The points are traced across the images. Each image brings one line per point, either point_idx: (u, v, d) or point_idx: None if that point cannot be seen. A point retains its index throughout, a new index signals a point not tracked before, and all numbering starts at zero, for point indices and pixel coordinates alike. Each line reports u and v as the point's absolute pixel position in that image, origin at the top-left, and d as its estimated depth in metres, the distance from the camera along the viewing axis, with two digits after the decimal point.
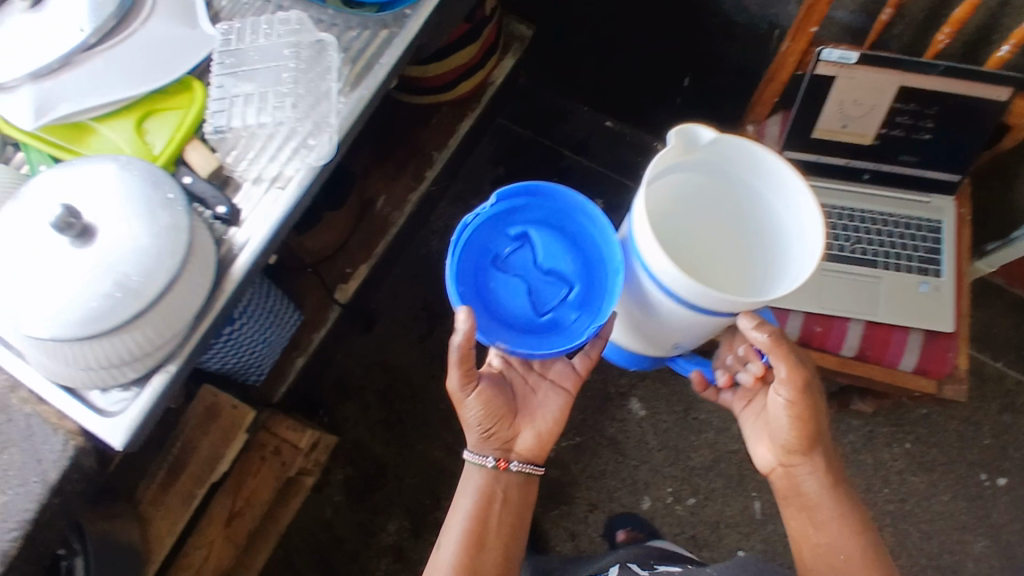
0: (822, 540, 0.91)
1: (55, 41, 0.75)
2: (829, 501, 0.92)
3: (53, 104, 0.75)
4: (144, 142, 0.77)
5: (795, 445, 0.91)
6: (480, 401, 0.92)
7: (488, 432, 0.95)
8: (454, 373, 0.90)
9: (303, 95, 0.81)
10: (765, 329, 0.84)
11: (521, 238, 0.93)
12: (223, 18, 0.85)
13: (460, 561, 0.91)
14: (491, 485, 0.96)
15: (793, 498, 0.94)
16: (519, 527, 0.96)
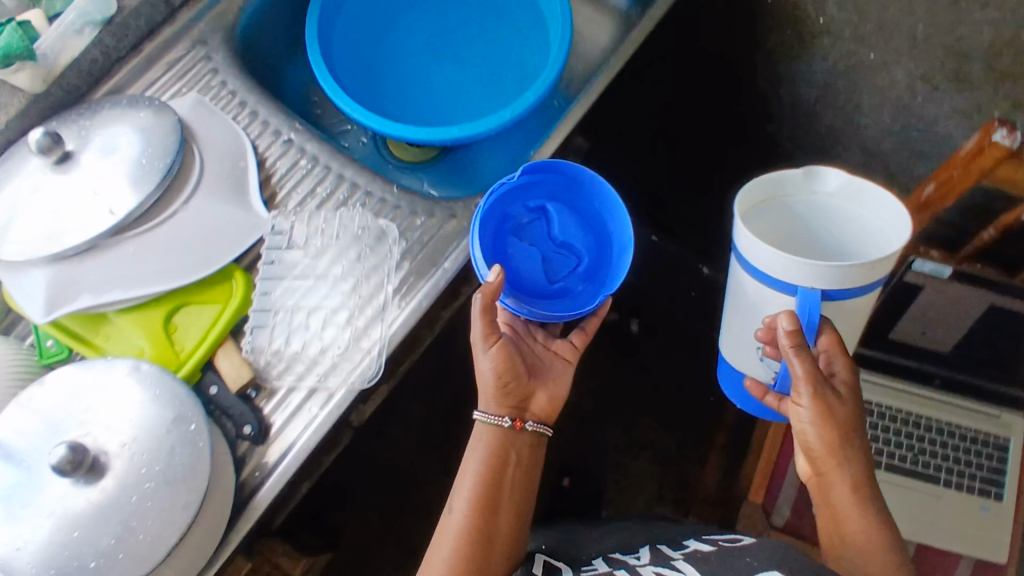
0: (850, 540, 0.62)
1: (81, 223, 0.65)
2: (851, 533, 0.62)
3: (71, 296, 0.66)
4: (171, 341, 0.68)
5: (820, 461, 0.64)
6: (497, 357, 0.72)
7: (505, 385, 0.73)
8: (476, 319, 0.70)
9: (358, 293, 0.73)
10: (796, 341, 0.60)
11: (540, 209, 0.79)
12: (281, 195, 0.76)
13: (465, 527, 0.69)
14: (501, 441, 0.73)
15: (827, 507, 0.64)
16: (524, 514, 0.72)
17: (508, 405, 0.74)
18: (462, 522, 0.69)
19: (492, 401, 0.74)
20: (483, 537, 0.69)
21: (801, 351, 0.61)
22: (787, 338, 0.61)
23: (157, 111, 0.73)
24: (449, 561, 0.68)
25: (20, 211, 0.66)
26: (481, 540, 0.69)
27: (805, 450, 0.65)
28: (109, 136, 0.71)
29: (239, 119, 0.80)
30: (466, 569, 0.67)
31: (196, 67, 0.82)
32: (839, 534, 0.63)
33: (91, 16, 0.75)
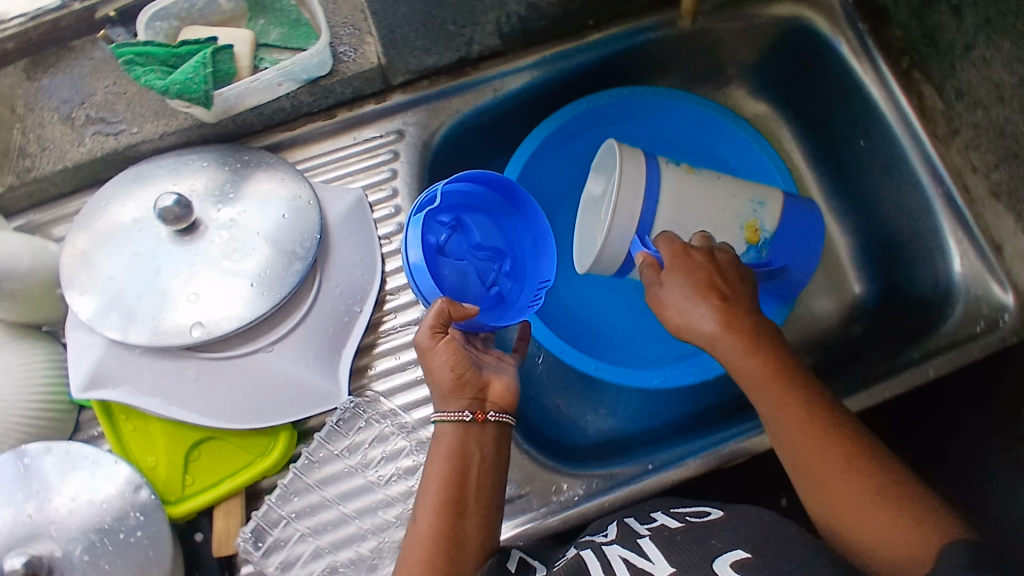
0: (854, 508, 0.50)
1: (162, 325, 0.59)
2: (840, 472, 0.51)
3: (120, 380, 0.60)
4: (185, 468, 0.62)
5: (774, 410, 0.55)
6: (446, 352, 0.57)
7: (462, 384, 0.58)
8: (428, 317, 0.57)
9: (382, 534, 0.62)
10: (669, 243, 0.61)
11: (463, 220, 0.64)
12: (381, 347, 0.68)
13: (429, 535, 0.53)
14: (467, 440, 0.57)
15: (825, 493, 0.51)
16: (489, 522, 0.56)
17: (472, 401, 0.58)
18: (426, 546, 0.53)
19: (446, 396, 0.58)
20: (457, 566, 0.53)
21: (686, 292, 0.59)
22: (660, 302, 0.61)
23: (302, 211, 0.65)
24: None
25: (117, 272, 0.61)
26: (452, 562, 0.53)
27: (775, 433, 0.55)
28: (240, 223, 0.63)
29: (388, 240, 0.71)
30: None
31: (378, 158, 0.72)
32: (830, 503, 0.51)
33: (299, 74, 0.65)
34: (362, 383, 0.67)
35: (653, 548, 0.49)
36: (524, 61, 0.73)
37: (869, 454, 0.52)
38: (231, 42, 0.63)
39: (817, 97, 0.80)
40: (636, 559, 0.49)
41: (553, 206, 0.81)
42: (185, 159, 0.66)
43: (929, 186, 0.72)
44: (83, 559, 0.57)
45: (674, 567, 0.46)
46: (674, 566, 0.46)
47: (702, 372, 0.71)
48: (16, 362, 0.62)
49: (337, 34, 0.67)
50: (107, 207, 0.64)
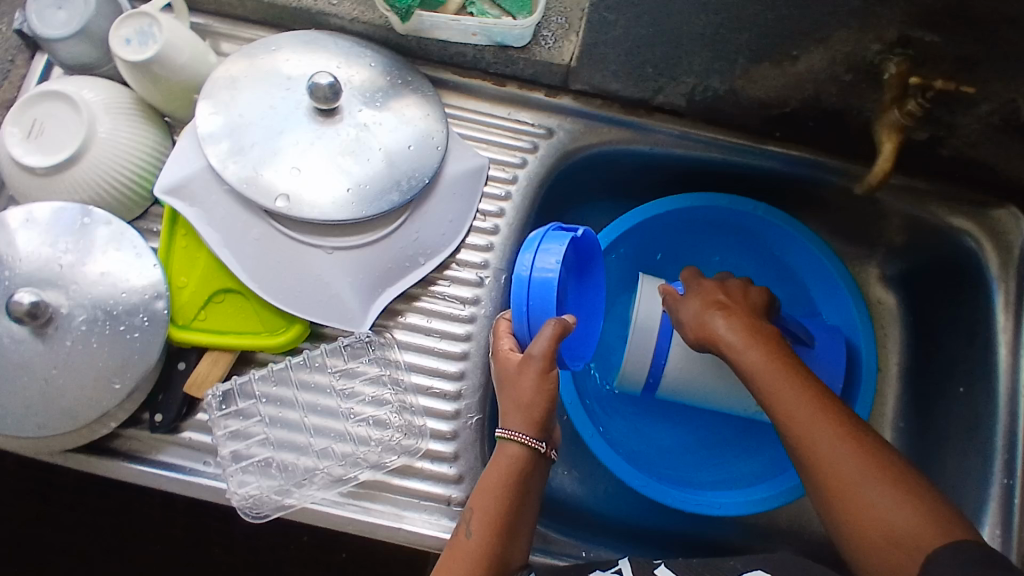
0: (852, 493, 0.51)
1: (256, 176, 0.61)
2: (844, 464, 0.52)
3: (193, 199, 0.63)
4: (204, 303, 0.64)
5: (775, 398, 0.56)
6: (542, 381, 0.60)
7: (542, 414, 0.60)
8: (541, 342, 0.59)
9: (323, 460, 0.64)
10: (690, 278, 0.69)
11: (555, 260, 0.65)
12: (420, 303, 0.70)
13: (483, 553, 0.57)
14: (527, 467, 0.60)
15: (831, 481, 0.52)
16: (522, 539, 0.60)
17: (545, 431, 0.61)
18: (475, 552, 0.57)
19: (530, 418, 0.60)
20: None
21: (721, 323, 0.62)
22: (678, 324, 0.65)
23: (426, 153, 0.67)
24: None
25: (246, 113, 0.64)
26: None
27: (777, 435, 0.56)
28: (370, 133, 0.65)
29: (483, 217, 0.72)
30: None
31: (518, 143, 0.73)
32: (841, 504, 0.51)
33: (494, 35, 0.67)
34: (387, 323, 0.69)
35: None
36: (701, 134, 0.73)
37: (866, 439, 0.53)
38: None
39: (942, 321, 0.75)
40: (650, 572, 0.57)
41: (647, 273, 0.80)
42: (360, 51, 0.69)
43: (996, 470, 0.66)
44: (80, 327, 0.61)
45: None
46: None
47: (682, 500, 0.70)
48: (127, 134, 0.66)
49: (548, 18, 0.69)
50: (274, 54, 0.67)
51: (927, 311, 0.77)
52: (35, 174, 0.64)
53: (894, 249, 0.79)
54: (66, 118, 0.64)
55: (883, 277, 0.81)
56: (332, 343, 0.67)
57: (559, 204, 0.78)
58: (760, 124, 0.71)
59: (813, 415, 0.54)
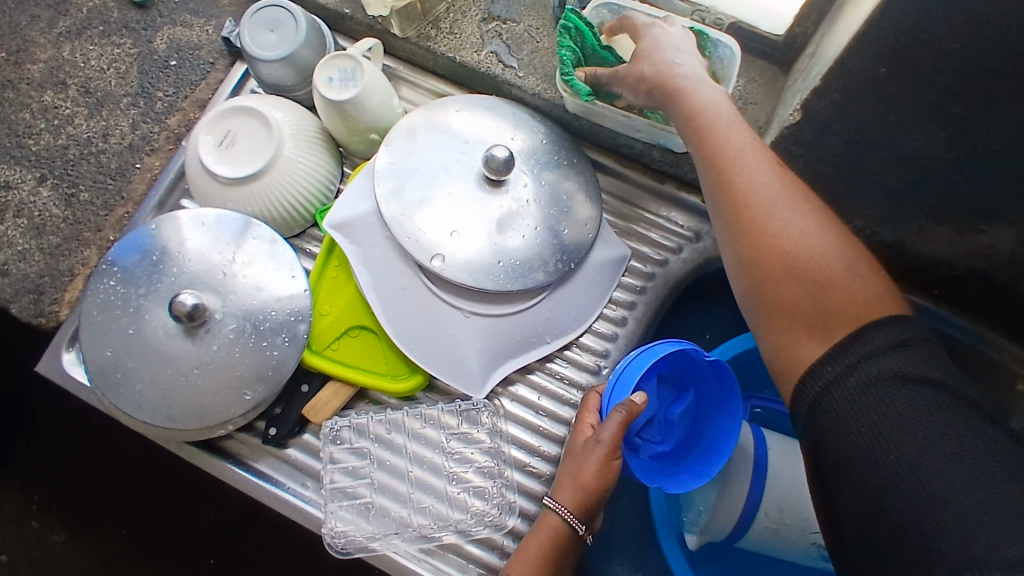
0: (802, 253, 0.50)
1: (419, 228, 0.64)
2: (798, 267, 0.50)
3: (355, 236, 0.65)
4: (340, 335, 0.67)
5: (741, 187, 0.52)
6: (603, 467, 0.59)
7: (592, 496, 0.60)
8: (610, 427, 0.59)
9: (415, 513, 0.66)
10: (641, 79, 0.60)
11: (687, 388, 0.67)
12: (534, 377, 0.71)
13: None
14: (566, 542, 0.61)
15: (776, 259, 0.50)
16: None
17: (590, 514, 0.61)
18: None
19: (577, 495, 0.60)
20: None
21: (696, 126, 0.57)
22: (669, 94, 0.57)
23: (577, 236, 0.68)
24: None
25: (420, 166, 0.66)
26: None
27: (715, 195, 0.54)
28: (529, 208, 0.67)
29: (613, 305, 0.73)
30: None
31: (664, 241, 0.74)
32: (790, 316, 0.50)
33: (663, 140, 0.67)
34: (498, 390, 0.70)
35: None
36: None
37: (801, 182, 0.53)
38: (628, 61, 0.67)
39: None
40: None
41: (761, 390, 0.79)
42: (535, 122, 0.71)
43: None
44: (228, 334, 0.64)
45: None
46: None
47: None
48: (306, 159, 0.69)
49: None
50: (457, 111, 0.69)
51: None
52: (218, 181, 0.68)
53: None
54: (257, 135, 0.68)
55: None
56: (450, 403, 0.69)
57: (687, 305, 0.77)
58: (920, 278, 0.69)
59: (799, 216, 0.51)
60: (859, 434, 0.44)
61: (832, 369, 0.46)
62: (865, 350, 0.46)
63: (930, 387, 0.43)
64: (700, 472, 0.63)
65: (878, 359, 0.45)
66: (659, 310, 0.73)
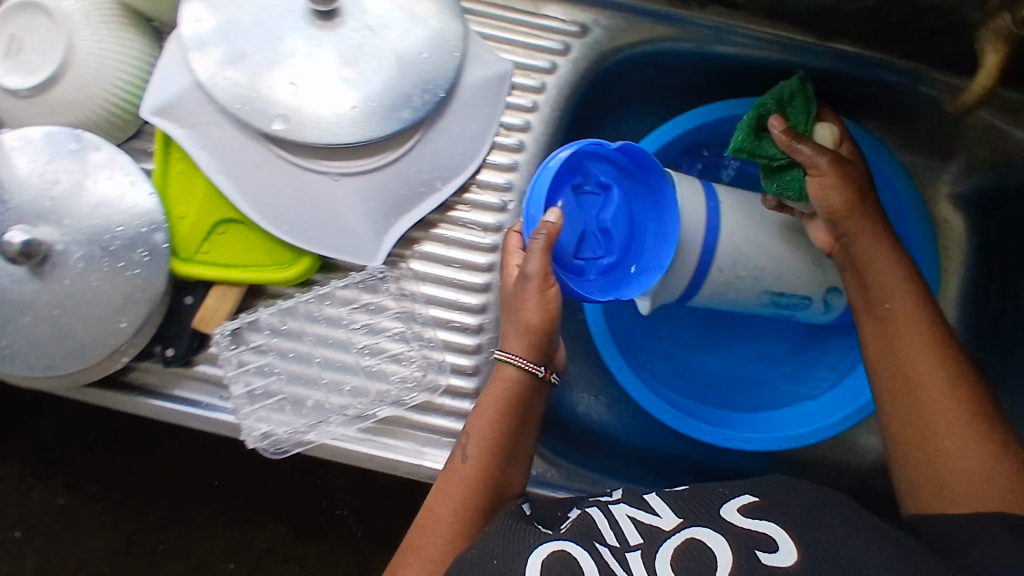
0: (942, 412, 0.51)
1: (250, 90, 0.54)
2: (923, 380, 0.52)
3: (178, 118, 0.56)
4: (205, 236, 0.59)
5: (867, 264, 0.56)
6: (546, 298, 0.55)
7: (544, 336, 0.57)
8: (535, 259, 0.54)
9: (336, 395, 0.61)
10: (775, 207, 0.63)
11: (609, 188, 0.59)
12: (438, 231, 0.64)
13: (477, 479, 0.55)
14: (523, 391, 0.57)
15: (903, 377, 0.53)
16: (520, 467, 0.57)
17: (544, 353, 0.58)
18: (467, 475, 0.56)
19: (524, 337, 0.56)
20: (497, 501, 0.56)
21: (811, 151, 0.56)
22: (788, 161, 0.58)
23: (441, 59, 0.58)
24: (451, 519, 0.54)
25: (235, 14, 0.55)
26: (490, 500, 0.55)
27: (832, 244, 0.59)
28: (377, 37, 0.56)
29: (506, 131, 0.64)
30: (470, 501, 0.55)
31: (547, 44, 0.64)
32: (918, 454, 0.51)
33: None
34: (402, 254, 0.64)
35: (660, 504, 0.53)
36: (755, 33, 0.64)
37: (915, 265, 0.56)
38: None
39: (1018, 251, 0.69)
40: (641, 515, 0.52)
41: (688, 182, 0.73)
42: None
43: None
44: (78, 264, 0.57)
45: (680, 518, 0.51)
46: (682, 519, 0.51)
47: (712, 433, 0.67)
48: (112, 45, 0.58)
49: None
50: None
51: (1005, 238, 0.70)
52: (12, 93, 0.57)
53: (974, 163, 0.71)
54: (47, 30, 0.57)
55: (954, 196, 0.74)
56: (343, 274, 0.63)
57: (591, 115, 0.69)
58: (834, 19, 0.60)
59: (933, 349, 0.52)
60: (907, 413, 0.52)
61: (942, 465, 0.49)
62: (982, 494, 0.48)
63: (1004, 456, 0.49)
64: (659, 267, 0.58)
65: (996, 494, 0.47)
66: (558, 125, 0.65)
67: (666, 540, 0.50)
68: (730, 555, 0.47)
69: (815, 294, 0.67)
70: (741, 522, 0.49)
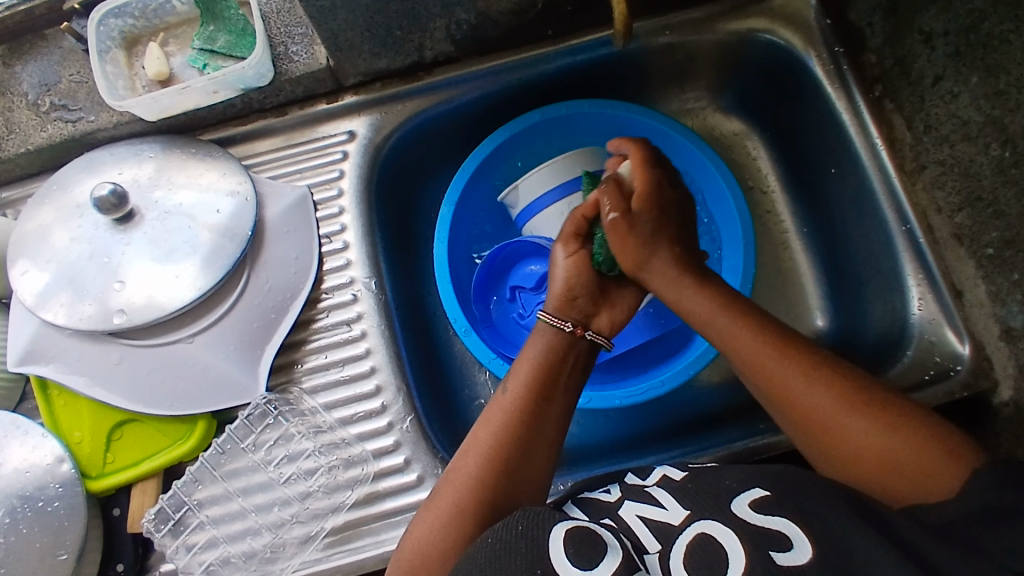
0: (806, 403, 0.53)
1: (90, 309, 0.62)
2: (798, 401, 0.53)
3: (45, 357, 0.64)
4: (107, 446, 0.65)
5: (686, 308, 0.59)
6: (575, 262, 0.63)
7: (572, 298, 0.62)
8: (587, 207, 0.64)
9: (278, 529, 0.65)
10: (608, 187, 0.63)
11: None
12: (311, 344, 0.70)
13: (514, 409, 0.56)
14: (559, 348, 0.60)
15: (766, 380, 0.55)
16: (551, 425, 0.57)
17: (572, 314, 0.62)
18: (509, 408, 0.56)
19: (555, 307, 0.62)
20: (521, 458, 0.54)
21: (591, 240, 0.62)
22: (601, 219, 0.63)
23: (241, 206, 0.67)
24: (490, 446, 0.54)
25: (51, 255, 0.64)
26: (523, 439, 0.55)
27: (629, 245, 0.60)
28: (178, 215, 0.65)
29: (330, 239, 0.72)
30: (506, 437, 0.55)
31: (328, 158, 0.74)
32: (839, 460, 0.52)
33: (234, 83, 0.68)
34: (286, 381, 0.69)
35: (663, 496, 0.50)
36: (482, 68, 0.74)
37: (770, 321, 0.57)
38: (154, 56, 0.68)
39: (791, 121, 0.78)
40: (650, 513, 0.48)
41: (502, 217, 0.83)
42: (135, 149, 0.69)
43: (892, 223, 0.68)
44: (4, 520, 0.60)
45: (687, 510, 0.47)
46: (690, 510, 0.47)
47: (631, 396, 0.70)
48: None
49: (290, 35, 0.70)
50: (57, 191, 0.67)
51: (777, 119, 0.80)
52: None
53: (718, 81, 0.82)
54: None
55: (722, 109, 0.84)
56: (220, 438, 0.67)
57: (399, 194, 0.78)
58: (530, 31, 0.72)
59: (786, 353, 0.55)
60: (787, 391, 0.54)
61: (864, 445, 0.50)
62: (910, 477, 0.49)
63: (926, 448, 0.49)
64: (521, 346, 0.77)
65: (941, 482, 0.48)
66: (369, 213, 0.73)
67: (680, 535, 0.46)
68: (742, 548, 0.42)
69: None
70: (756, 516, 0.44)
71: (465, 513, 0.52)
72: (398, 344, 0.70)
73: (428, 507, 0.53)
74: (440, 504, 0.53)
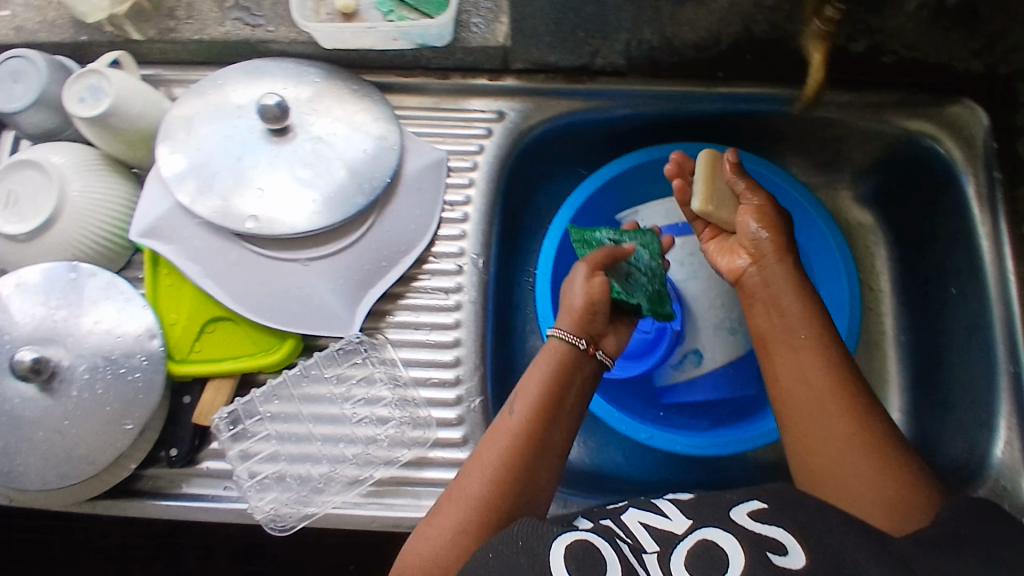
0: (808, 412, 0.55)
1: (226, 206, 0.64)
2: (799, 403, 0.56)
3: (167, 236, 0.66)
4: (197, 335, 0.68)
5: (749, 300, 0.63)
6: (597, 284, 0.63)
7: (592, 316, 0.62)
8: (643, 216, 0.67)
9: (332, 463, 0.66)
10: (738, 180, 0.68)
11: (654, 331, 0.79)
12: (407, 300, 0.71)
13: (518, 429, 0.56)
14: (569, 366, 0.60)
15: (777, 375, 0.58)
16: (555, 447, 0.57)
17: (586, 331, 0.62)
18: (513, 428, 0.56)
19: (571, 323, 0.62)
20: (528, 485, 0.55)
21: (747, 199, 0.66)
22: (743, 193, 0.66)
23: (384, 152, 0.68)
24: (495, 466, 0.55)
25: (202, 144, 0.66)
26: (527, 462, 0.55)
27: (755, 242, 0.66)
28: (326, 143, 0.67)
29: (452, 207, 0.74)
30: (511, 461, 0.55)
31: (472, 131, 0.75)
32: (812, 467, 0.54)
33: (415, 37, 0.69)
34: (375, 327, 0.71)
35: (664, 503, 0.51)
36: (643, 89, 0.75)
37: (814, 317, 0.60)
38: None
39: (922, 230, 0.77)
40: (652, 519, 0.49)
41: None
42: (301, 69, 0.71)
43: (1002, 359, 0.68)
44: (83, 375, 0.63)
45: (690, 519, 0.48)
46: (691, 520, 0.48)
47: (692, 445, 0.71)
48: (101, 189, 0.68)
49: (477, 6, 0.72)
50: (220, 87, 0.69)
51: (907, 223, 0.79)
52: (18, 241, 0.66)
53: (861, 169, 0.81)
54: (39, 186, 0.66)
55: (856, 197, 0.84)
56: (305, 361, 0.69)
57: (525, 183, 0.80)
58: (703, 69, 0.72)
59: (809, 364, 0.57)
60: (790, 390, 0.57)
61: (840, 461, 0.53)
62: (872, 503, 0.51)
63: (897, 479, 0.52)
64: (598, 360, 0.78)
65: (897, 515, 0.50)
66: (495, 193, 0.75)
67: (680, 540, 0.47)
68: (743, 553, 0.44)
69: (692, 341, 0.78)
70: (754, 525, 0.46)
71: (467, 533, 0.52)
72: (486, 326, 0.72)
73: (427, 526, 0.54)
74: (440, 523, 0.53)
